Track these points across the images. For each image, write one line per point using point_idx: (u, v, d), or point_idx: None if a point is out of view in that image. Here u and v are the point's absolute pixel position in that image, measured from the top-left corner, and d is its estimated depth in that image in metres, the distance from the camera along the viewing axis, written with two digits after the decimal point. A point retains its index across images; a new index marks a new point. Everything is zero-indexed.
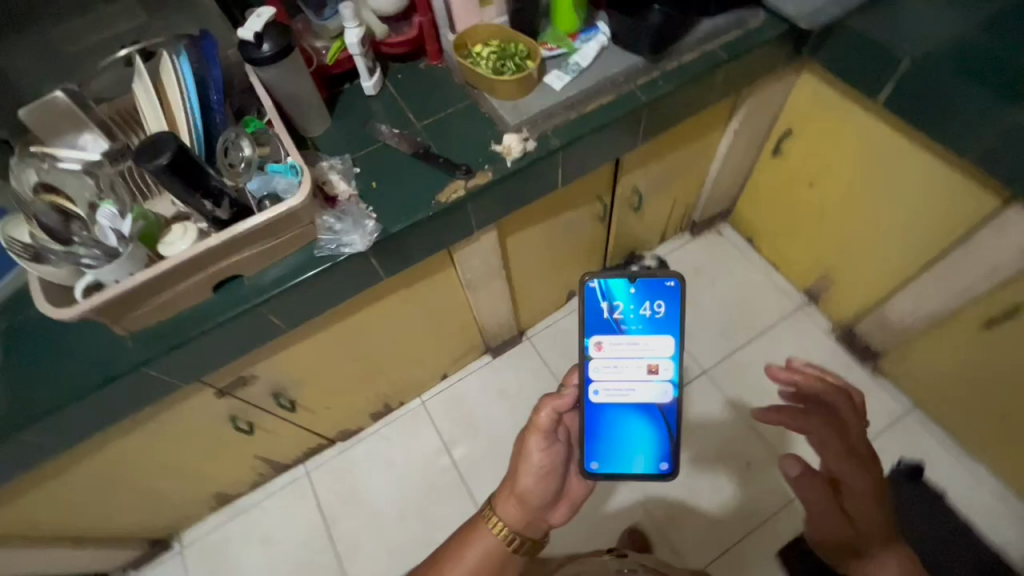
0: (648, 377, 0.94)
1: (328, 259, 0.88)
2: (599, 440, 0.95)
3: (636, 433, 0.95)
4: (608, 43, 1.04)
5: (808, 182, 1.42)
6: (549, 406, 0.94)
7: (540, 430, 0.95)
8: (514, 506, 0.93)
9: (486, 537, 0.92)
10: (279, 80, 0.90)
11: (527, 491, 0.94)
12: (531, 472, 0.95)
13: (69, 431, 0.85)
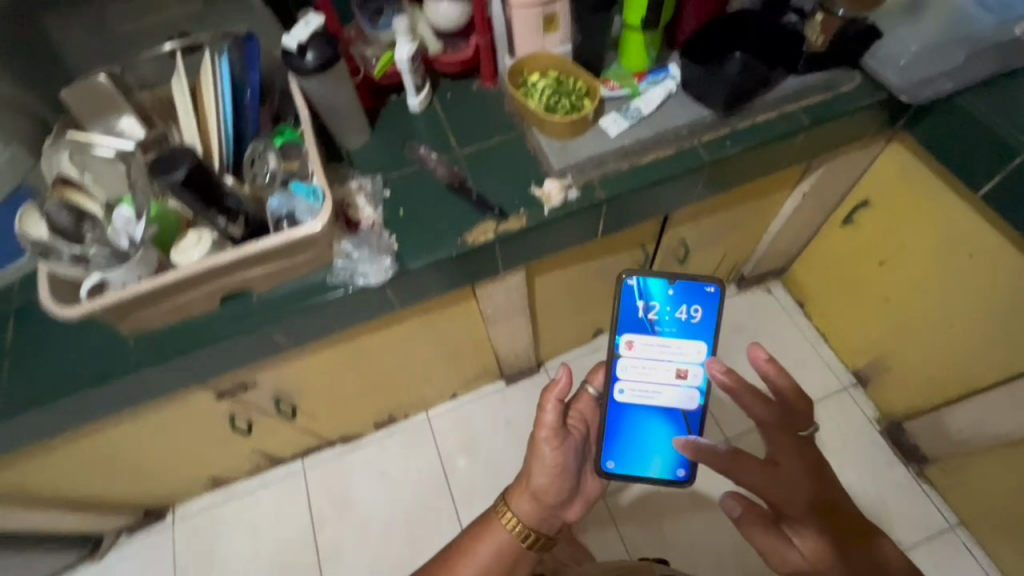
0: (674, 383, 0.90)
1: (339, 287, 0.84)
2: (618, 439, 0.91)
3: (656, 436, 0.91)
4: (676, 89, 0.95)
5: (878, 260, 1.28)
6: (555, 400, 0.86)
7: (549, 430, 0.87)
8: (528, 502, 0.85)
9: (496, 537, 0.85)
10: (319, 91, 0.86)
11: (543, 489, 0.86)
12: (545, 469, 0.86)
13: (63, 419, 0.84)
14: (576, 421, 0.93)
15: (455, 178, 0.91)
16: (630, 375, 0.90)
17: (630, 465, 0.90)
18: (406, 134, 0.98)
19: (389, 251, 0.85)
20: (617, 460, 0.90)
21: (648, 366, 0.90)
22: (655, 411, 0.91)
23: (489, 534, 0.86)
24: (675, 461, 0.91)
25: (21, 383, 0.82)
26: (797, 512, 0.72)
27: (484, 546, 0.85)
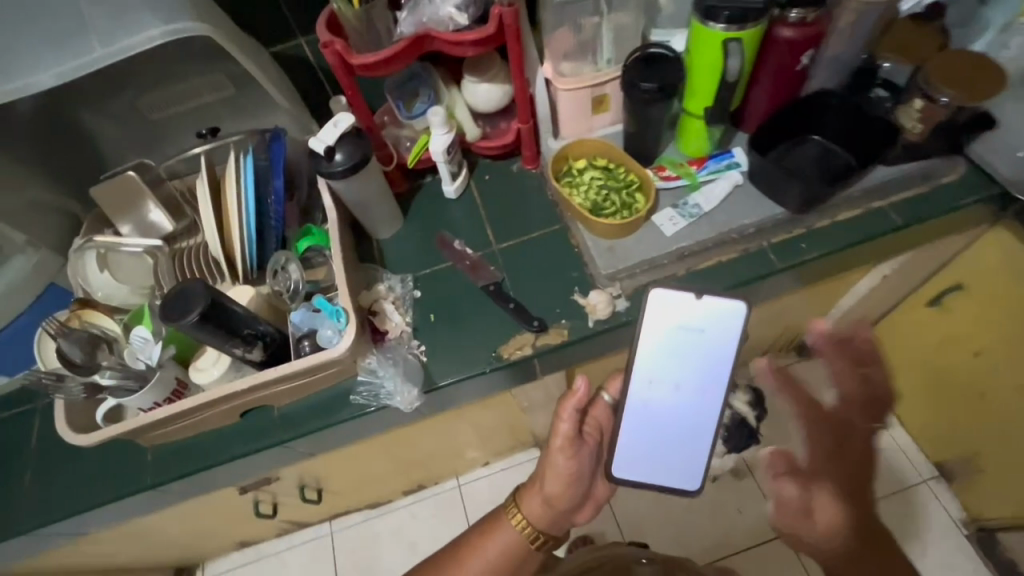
0: (704, 381, 0.69)
1: (361, 404, 0.78)
2: (638, 448, 0.70)
3: (677, 451, 0.70)
4: (743, 181, 0.84)
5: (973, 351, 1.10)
6: (572, 409, 0.71)
7: (564, 439, 0.71)
8: (540, 505, 0.72)
9: (504, 539, 0.72)
10: (350, 190, 0.80)
11: (556, 495, 0.72)
12: (558, 472, 0.72)
13: (79, 529, 0.80)
14: (592, 425, 0.76)
15: (490, 281, 0.83)
16: (648, 367, 0.69)
17: (647, 472, 0.70)
18: (439, 223, 0.91)
19: (418, 367, 0.78)
20: (634, 470, 0.70)
21: (668, 359, 0.69)
22: (679, 425, 0.70)
23: (497, 531, 0.73)
24: (691, 473, 0.70)
25: (39, 494, 0.79)
26: (835, 481, 0.67)
27: (491, 545, 0.73)
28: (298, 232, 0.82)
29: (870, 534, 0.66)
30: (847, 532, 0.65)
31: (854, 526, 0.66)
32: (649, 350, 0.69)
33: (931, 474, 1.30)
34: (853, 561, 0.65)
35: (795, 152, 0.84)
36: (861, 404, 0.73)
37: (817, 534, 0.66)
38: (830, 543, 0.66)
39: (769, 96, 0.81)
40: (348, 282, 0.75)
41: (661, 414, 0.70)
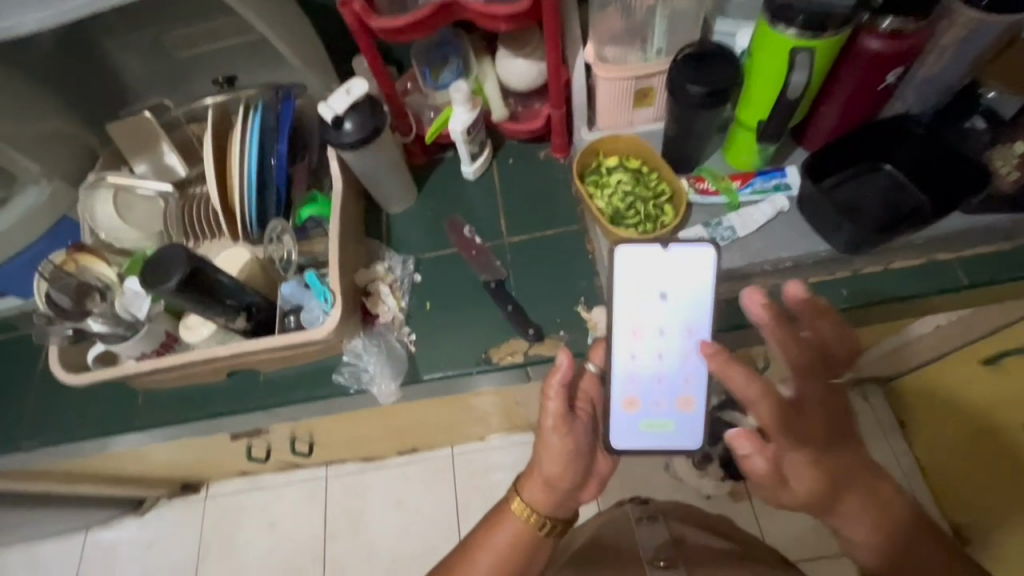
0: (685, 332, 0.63)
1: (343, 384, 0.76)
2: (634, 414, 0.64)
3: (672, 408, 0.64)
4: (788, 207, 0.75)
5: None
6: (558, 387, 0.60)
7: (555, 417, 0.61)
8: (543, 489, 0.62)
9: (510, 532, 0.63)
10: (358, 161, 0.76)
11: (559, 479, 0.62)
12: (555, 456, 0.62)
13: (75, 453, 0.84)
14: (582, 399, 0.66)
15: (493, 277, 0.79)
16: (628, 329, 0.63)
17: (648, 438, 0.64)
18: (452, 204, 0.86)
19: (403, 357, 0.76)
20: (633, 439, 0.64)
21: (647, 317, 0.63)
22: (670, 382, 0.64)
23: (500, 525, 0.64)
24: (690, 428, 0.64)
25: (42, 415, 0.82)
26: (817, 444, 0.55)
27: (498, 539, 0.63)
28: (303, 199, 0.79)
29: (840, 475, 0.56)
30: (825, 482, 0.55)
31: (826, 464, 0.55)
32: (623, 311, 0.63)
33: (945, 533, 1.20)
34: (835, 506, 0.57)
35: (860, 180, 0.73)
36: (807, 368, 0.58)
37: (796, 496, 0.56)
38: (812, 504, 0.56)
39: (840, 115, 0.70)
40: (343, 261, 0.72)
41: (650, 379, 0.64)
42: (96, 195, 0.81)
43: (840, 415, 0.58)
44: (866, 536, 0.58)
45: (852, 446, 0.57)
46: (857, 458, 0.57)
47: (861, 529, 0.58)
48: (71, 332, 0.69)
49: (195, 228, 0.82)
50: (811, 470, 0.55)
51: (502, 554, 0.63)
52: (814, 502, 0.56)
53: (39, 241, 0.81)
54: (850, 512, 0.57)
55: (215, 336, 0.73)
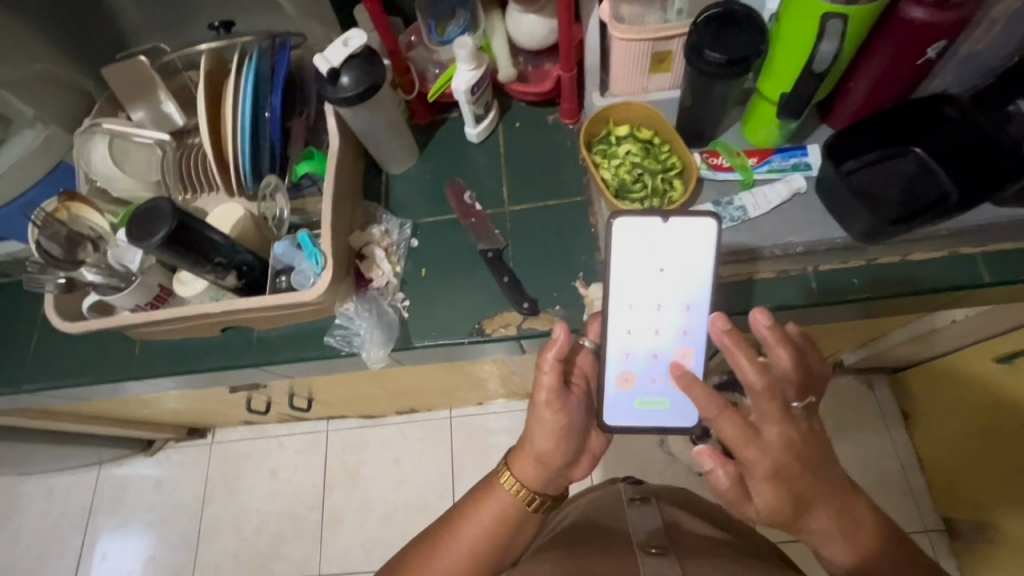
0: (680, 311, 0.62)
1: (335, 346, 0.76)
2: (628, 391, 0.64)
3: (665, 385, 0.64)
4: (805, 189, 0.70)
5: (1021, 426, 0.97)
6: (554, 363, 0.58)
7: (549, 390, 0.59)
8: (535, 464, 0.60)
9: (496, 506, 0.61)
10: (356, 118, 0.73)
11: (551, 456, 0.60)
12: (550, 432, 0.60)
13: (76, 396, 0.86)
14: (579, 378, 0.65)
15: (490, 246, 0.76)
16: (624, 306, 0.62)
17: (640, 416, 0.64)
18: (453, 168, 0.83)
19: (396, 323, 0.75)
20: (626, 417, 0.64)
21: (641, 291, 0.62)
22: (665, 359, 0.64)
23: (487, 499, 0.61)
24: (685, 408, 0.65)
25: (43, 357, 0.84)
26: (782, 473, 0.53)
27: (484, 513, 0.61)
28: (299, 155, 0.77)
29: (809, 497, 0.54)
30: (791, 503, 0.54)
31: (794, 489, 0.53)
32: (620, 288, 0.62)
33: (935, 525, 1.19)
34: (803, 525, 0.56)
35: (883, 166, 0.68)
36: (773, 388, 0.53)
37: (762, 511, 0.55)
38: (777, 520, 0.55)
39: (868, 94, 0.65)
40: (335, 223, 0.70)
41: (643, 358, 0.64)
42: (91, 141, 0.79)
43: (813, 441, 0.54)
44: (840, 555, 0.57)
45: (823, 468, 0.55)
46: (831, 480, 0.55)
47: (834, 548, 0.57)
48: (63, 280, 0.71)
49: (192, 180, 0.81)
50: (775, 494, 0.53)
51: (488, 528, 0.61)
52: (782, 519, 0.55)
53: (36, 186, 0.80)
54: (820, 530, 0.56)
55: (209, 292, 0.72)
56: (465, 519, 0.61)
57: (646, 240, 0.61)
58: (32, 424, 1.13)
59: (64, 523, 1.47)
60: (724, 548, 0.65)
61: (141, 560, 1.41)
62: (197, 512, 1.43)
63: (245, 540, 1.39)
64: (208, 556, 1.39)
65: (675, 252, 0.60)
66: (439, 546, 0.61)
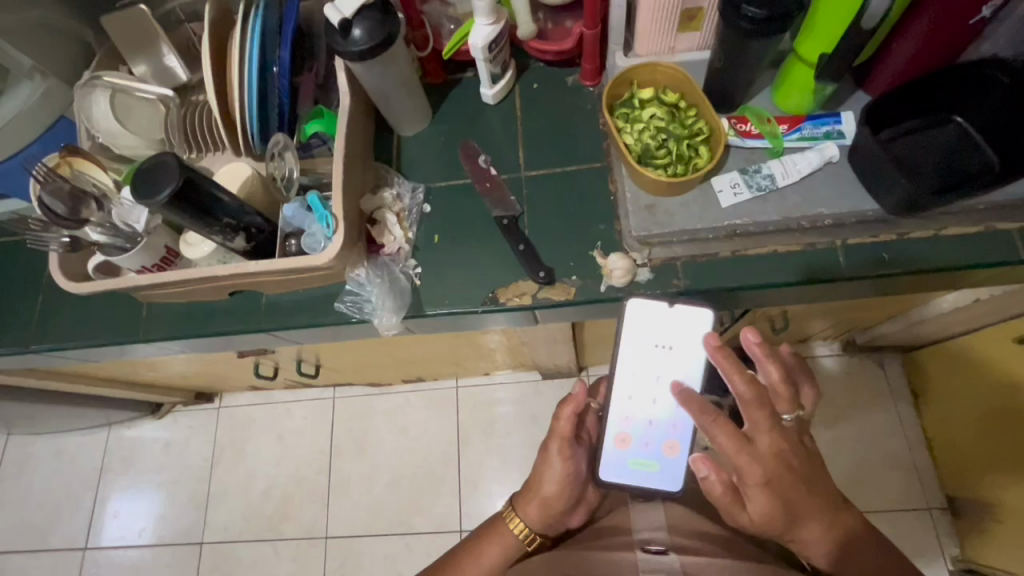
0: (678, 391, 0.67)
1: (346, 313, 0.74)
2: (623, 450, 0.67)
3: (657, 455, 0.67)
4: (838, 157, 0.67)
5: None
6: (569, 415, 0.65)
7: (560, 441, 0.65)
8: (537, 509, 0.67)
9: (503, 543, 0.69)
10: (367, 74, 0.69)
11: (555, 499, 0.67)
12: (556, 481, 0.66)
13: (83, 358, 0.85)
14: (586, 435, 0.71)
15: (506, 213, 0.74)
16: (628, 371, 0.67)
17: (632, 476, 0.67)
18: (467, 131, 0.80)
19: (408, 290, 0.73)
20: (619, 473, 0.67)
21: (644, 362, 0.67)
22: (660, 429, 0.67)
23: (494, 537, 0.70)
24: (674, 473, 0.67)
25: (48, 318, 0.82)
26: (773, 484, 0.57)
27: (491, 548, 0.69)
28: (308, 114, 0.74)
29: (800, 508, 0.58)
30: (782, 512, 0.57)
31: (785, 498, 0.57)
32: (625, 354, 0.67)
33: (938, 504, 1.20)
34: (796, 533, 0.59)
35: (923, 135, 0.65)
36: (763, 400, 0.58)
37: (755, 521, 0.58)
38: (770, 529, 0.59)
39: (912, 57, 0.61)
40: (346, 183, 0.67)
41: (640, 425, 0.67)
42: (92, 95, 0.76)
43: (802, 453, 0.59)
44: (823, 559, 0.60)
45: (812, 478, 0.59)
46: (820, 490, 0.59)
47: (823, 558, 0.60)
48: (67, 239, 0.68)
49: (196, 137, 0.78)
50: (767, 504, 0.57)
51: (494, 563, 0.69)
52: (774, 528, 0.59)
53: (36, 140, 0.77)
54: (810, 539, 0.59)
55: (216, 254, 0.71)
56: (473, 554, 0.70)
57: (652, 313, 0.67)
58: (40, 385, 1.13)
59: (75, 482, 1.49)
60: (723, 539, 0.64)
61: (151, 520, 1.43)
62: (206, 475, 1.45)
63: (253, 503, 1.41)
64: (217, 517, 1.41)
65: (677, 333, 0.66)
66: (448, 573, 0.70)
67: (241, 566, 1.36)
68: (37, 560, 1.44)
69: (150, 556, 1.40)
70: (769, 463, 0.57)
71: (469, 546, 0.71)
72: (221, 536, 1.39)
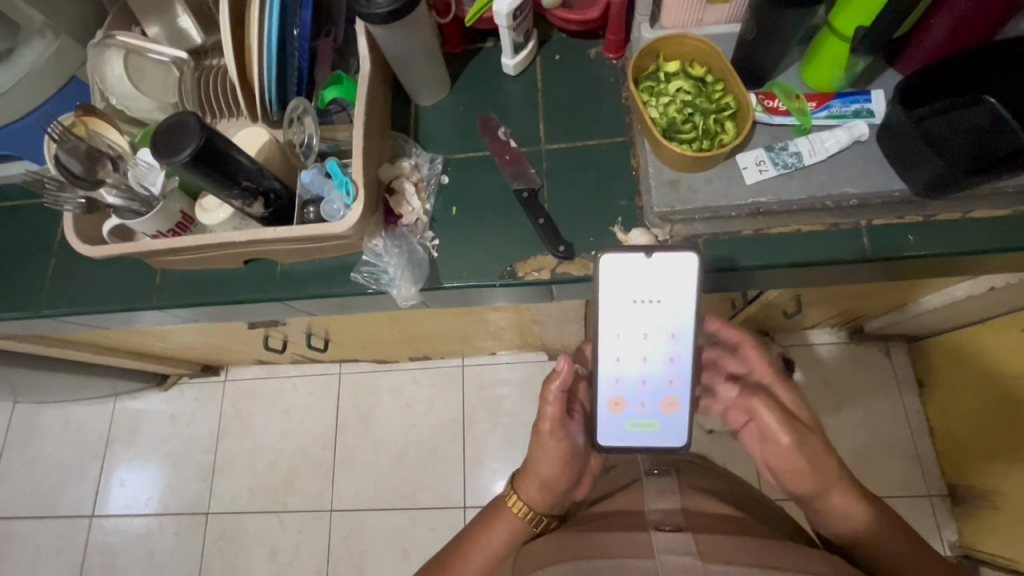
0: (666, 342, 0.66)
1: (361, 284, 0.74)
2: (620, 413, 0.67)
3: (654, 410, 0.67)
4: (866, 136, 0.66)
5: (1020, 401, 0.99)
6: (557, 394, 0.62)
7: (550, 424, 0.64)
8: (538, 490, 0.67)
9: (506, 528, 0.69)
10: (388, 40, 0.68)
11: (556, 479, 0.67)
12: (552, 459, 0.66)
13: (94, 324, 0.85)
14: (578, 407, 0.70)
15: (525, 186, 0.73)
16: (615, 334, 0.66)
17: (632, 437, 0.66)
18: (486, 102, 0.78)
19: (425, 262, 0.73)
20: (619, 437, 0.67)
21: (630, 322, 0.66)
22: (654, 385, 0.67)
23: (498, 523, 0.69)
24: (678, 426, 0.67)
25: (60, 283, 0.82)
26: (808, 440, 0.63)
27: (495, 535, 0.69)
28: (327, 79, 0.72)
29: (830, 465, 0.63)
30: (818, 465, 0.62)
31: (816, 451, 0.63)
32: (610, 318, 0.66)
33: (939, 491, 1.21)
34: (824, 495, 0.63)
35: (952, 114, 0.64)
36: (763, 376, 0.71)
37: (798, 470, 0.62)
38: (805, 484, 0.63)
39: (948, 34, 0.60)
40: (366, 151, 0.66)
41: (633, 385, 0.67)
42: (103, 54, 0.74)
43: (815, 421, 0.67)
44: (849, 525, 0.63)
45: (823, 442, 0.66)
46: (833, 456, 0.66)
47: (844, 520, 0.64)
48: (84, 201, 0.67)
49: (211, 101, 0.76)
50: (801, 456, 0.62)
51: (499, 548, 0.68)
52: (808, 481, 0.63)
53: (48, 101, 0.76)
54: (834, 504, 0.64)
55: (232, 221, 0.70)
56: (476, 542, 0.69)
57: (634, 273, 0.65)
58: (49, 352, 1.13)
59: (82, 452, 1.50)
60: (738, 524, 0.61)
61: (157, 489, 1.45)
62: (213, 446, 1.46)
63: (259, 475, 1.42)
64: (223, 488, 1.43)
65: (663, 285, 0.64)
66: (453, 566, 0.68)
67: (247, 536, 1.38)
68: (45, 527, 1.45)
69: (156, 525, 1.42)
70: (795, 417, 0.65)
71: (469, 537, 0.70)
72: (227, 507, 1.41)
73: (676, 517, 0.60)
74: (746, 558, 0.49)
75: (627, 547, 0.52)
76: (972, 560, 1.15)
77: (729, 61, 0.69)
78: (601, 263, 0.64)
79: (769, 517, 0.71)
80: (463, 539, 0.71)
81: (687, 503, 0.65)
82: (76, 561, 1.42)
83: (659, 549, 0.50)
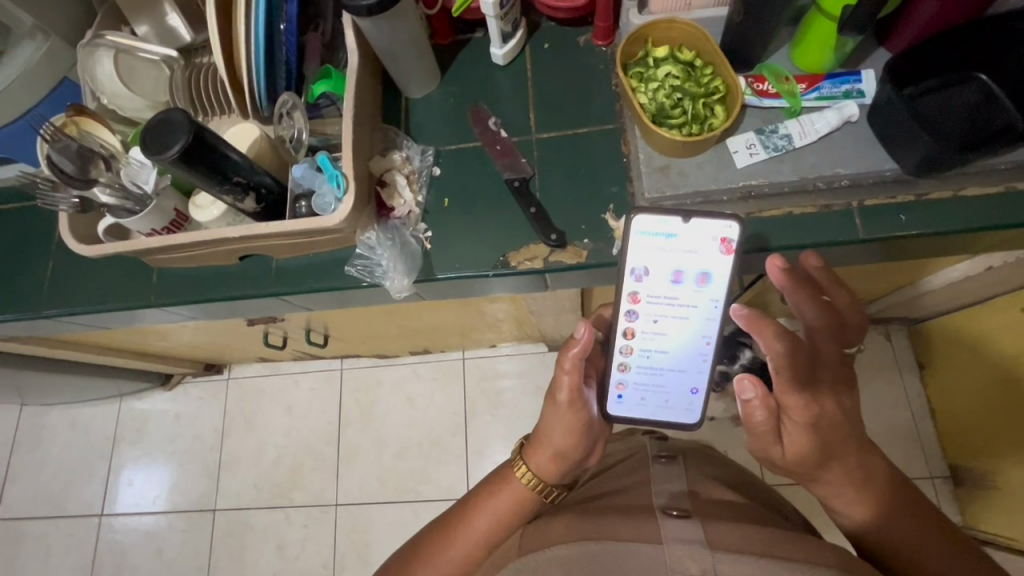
0: (695, 311, 0.65)
1: (357, 279, 0.74)
2: (637, 381, 0.68)
3: (672, 376, 0.68)
4: (857, 116, 0.66)
5: (1016, 378, 0.99)
6: (575, 362, 0.60)
7: (568, 395, 0.62)
8: (552, 461, 0.66)
9: (511, 496, 0.67)
10: (375, 32, 0.68)
11: (570, 449, 0.65)
12: (566, 428, 0.64)
13: (94, 323, 0.85)
14: (594, 373, 0.69)
15: (517, 175, 0.73)
16: (641, 303, 0.65)
17: (642, 408, 0.69)
18: (477, 92, 0.78)
19: (419, 253, 0.73)
20: (627, 406, 0.69)
21: (659, 285, 0.64)
22: (677, 355, 0.67)
23: (503, 491, 0.68)
24: (690, 403, 0.68)
25: (57, 285, 0.82)
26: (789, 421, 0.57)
27: (499, 502, 0.67)
28: (316, 73, 0.73)
29: (834, 444, 0.57)
30: (816, 453, 0.57)
31: (793, 440, 0.57)
32: (634, 278, 0.64)
33: (940, 472, 1.21)
34: (818, 473, 0.59)
35: (944, 93, 0.63)
36: (828, 327, 0.63)
37: (787, 457, 0.58)
38: (799, 467, 0.59)
39: (936, 12, 0.60)
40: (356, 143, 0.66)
41: (654, 354, 0.67)
42: (93, 56, 0.74)
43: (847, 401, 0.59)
44: (844, 506, 0.61)
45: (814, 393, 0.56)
46: (852, 434, 0.59)
47: (844, 498, 0.60)
48: (78, 200, 0.67)
49: (202, 98, 0.76)
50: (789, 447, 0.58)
51: (501, 516, 0.66)
52: (799, 469, 0.59)
53: (42, 103, 0.76)
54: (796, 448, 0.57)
55: (226, 217, 0.70)
56: (479, 508, 0.67)
57: (656, 239, 0.63)
58: (50, 354, 1.14)
59: (89, 452, 1.51)
60: (738, 508, 0.62)
61: (164, 488, 1.46)
62: (218, 444, 1.47)
63: (263, 472, 1.44)
64: (229, 486, 1.44)
65: (692, 254, 0.63)
66: (456, 531, 0.66)
67: (254, 532, 1.40)
68: (55, 527, 1.47)
69: (164, 523, 1.43)
70: (788, 424, 0.57)
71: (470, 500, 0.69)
72: (233, 503, 1.42)
73: (681, 501, 0.60)
74: (753, 548, 0.48)
75: (635, 532, 0.51)
76: (974, 540, 1.16)
77: (719, 44, 0.68)
78: (631, 225, 0.62)
79: (765, 501, 0.72)
80: (467, 503, 0.69)
81: (694, 488, 0.65)
82: (87, 562, 1.43)
83: (666, 535, 0.49)
